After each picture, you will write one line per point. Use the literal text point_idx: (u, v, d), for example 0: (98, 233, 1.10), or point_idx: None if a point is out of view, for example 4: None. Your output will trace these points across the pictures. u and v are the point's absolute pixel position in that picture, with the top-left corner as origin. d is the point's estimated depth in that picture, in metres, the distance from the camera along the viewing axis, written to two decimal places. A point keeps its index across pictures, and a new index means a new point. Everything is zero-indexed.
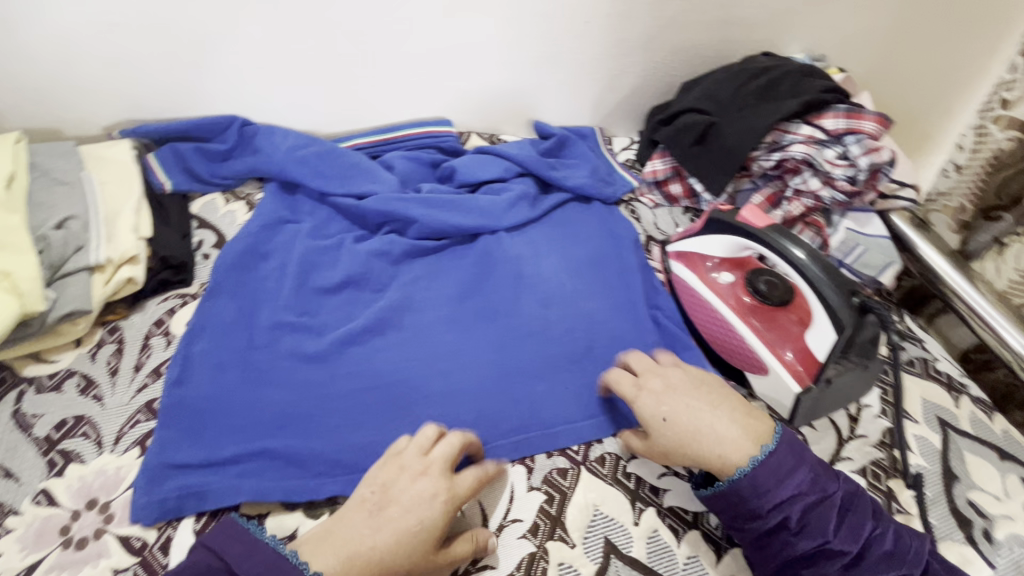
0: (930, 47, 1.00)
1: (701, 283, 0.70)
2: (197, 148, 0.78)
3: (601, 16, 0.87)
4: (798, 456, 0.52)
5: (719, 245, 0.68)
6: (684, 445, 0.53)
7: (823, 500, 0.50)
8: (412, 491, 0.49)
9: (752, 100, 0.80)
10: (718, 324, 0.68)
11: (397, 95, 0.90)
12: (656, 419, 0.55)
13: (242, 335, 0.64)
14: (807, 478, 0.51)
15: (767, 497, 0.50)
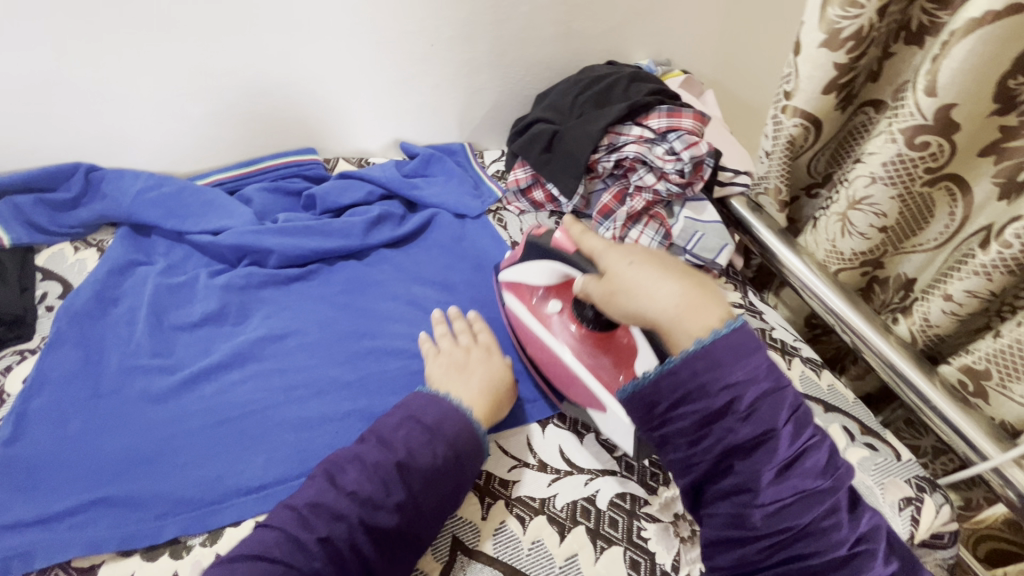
0: (737, 36, 1.09)
1: (532, 317, 0.69)
2: (36, 199, 0.76)
3: (445, 37, 0.91)
4: (756, 349, 0.47)
5: (536, 274, 0.66)
6: (632, 303, 0.51)
7: (778, 392, 0.47)
8: (479, 360, 0.66)
9: (589, 107, 0.86)
10: (552, 358, 0.66)
11: (257, 128, 0.91)
12: (618, 271, 0.52)
13: (85, 385, 0.63)
14: (766, 372, 0.47)
15: (704, 384, 0.47)
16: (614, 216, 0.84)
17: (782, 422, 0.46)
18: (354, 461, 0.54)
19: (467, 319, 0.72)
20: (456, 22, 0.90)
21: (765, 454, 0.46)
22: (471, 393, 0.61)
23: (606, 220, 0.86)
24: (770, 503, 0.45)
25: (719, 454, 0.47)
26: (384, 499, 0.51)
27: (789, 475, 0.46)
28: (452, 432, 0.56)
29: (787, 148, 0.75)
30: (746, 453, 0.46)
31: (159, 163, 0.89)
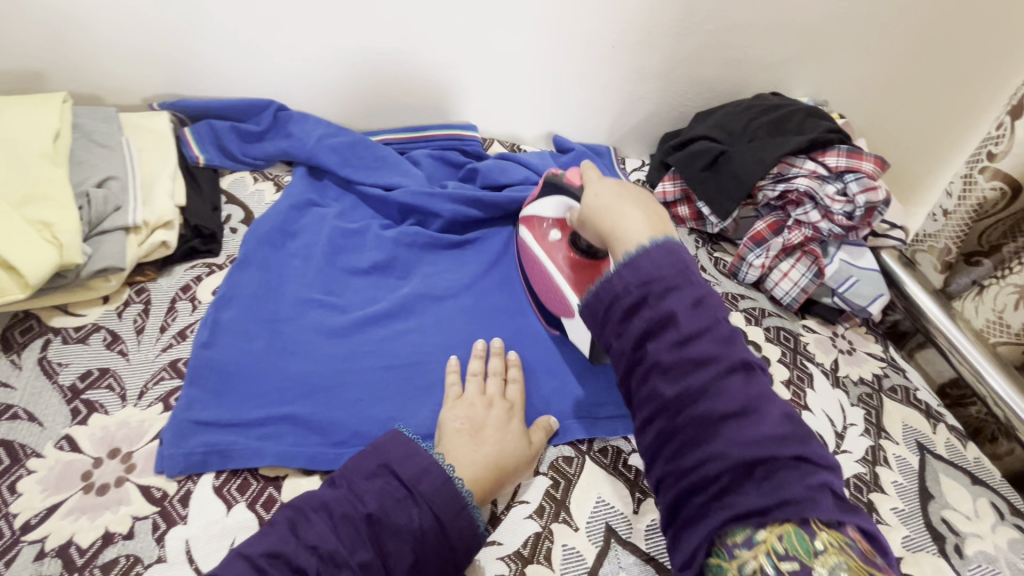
0: (922, 96, 1.05)
1: (536, 242, 0.72)
2: (232, 126, 0.81)
3: (628, 42, 0.92)
4: (674, 254, 0.50)
5: (550, 204, 0.71)
6: (599, 221, 0.59)
7: (686, 278, 0.49)
8: (497, 421, 0.59)
9: (761, 134, 0.86)
10: (546, 279, 0.70)
11: (433, 97, 0.93)
12: (590, 198, 0.61)
13: (268, 307, 0.65)
14: (676, 265, 0.49)
15: (621, 283, 0.49)
16: (769, 245, 0.84)
17: (685, 303, 0.48)
18: (320, 512, 0.47)
19: (503, 360, 0.66)
20: (642, 29, 0.90)
21: (669, 330, 0.47)
22: (477, 464, 0.54)
23: (757, 247, 0.86)
24: (672, 371, 0.46)
25: (635, 340, 0.48)
26: (349, 557, 0.44)
27: (692, 345, 0.46)
28: (434, 490, 0.49)
29: (974, 209, 0.78)
30: (655, 334, 0.48)
31: (336, 115, 0.92)
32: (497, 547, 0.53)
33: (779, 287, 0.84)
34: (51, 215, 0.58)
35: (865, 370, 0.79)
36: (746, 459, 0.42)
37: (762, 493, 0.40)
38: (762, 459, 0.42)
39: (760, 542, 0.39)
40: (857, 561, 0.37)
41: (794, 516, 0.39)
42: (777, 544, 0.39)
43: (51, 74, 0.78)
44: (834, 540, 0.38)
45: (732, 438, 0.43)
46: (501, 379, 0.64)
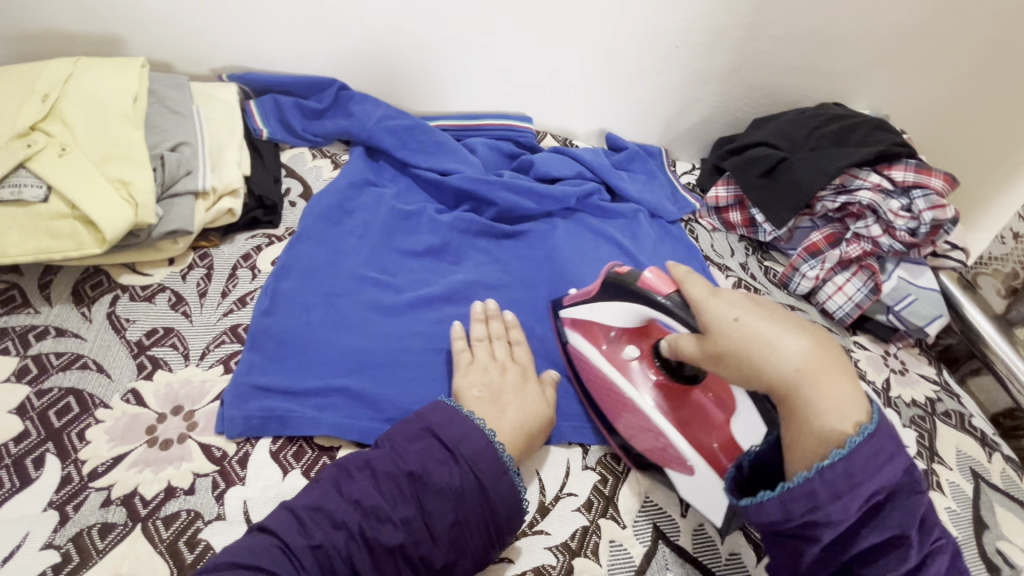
0: (992, 120, 1.02)
1: (601, 356, 0.61)
2: (296, 102, 0.83)
3: (693, 42, 0.91)
4: (896, 446, 0.43)
5: (616, 311, 0.59)
6: (747, 362, 0.45)
7: (915, 493, 0.42)
8: (513, 387, 0.58)
9: (824, 144, 0.84)
10: (628, 409, 0.58)
11: (491, 86, 0.92)
12: (721, 322, 0.47)
13: (325, 280, 0.66)
14: (900, 476, 0.42)
15: (843, 511, 0.41)
16: (825, 257, 0.83)
17: (912, 521, 0.42)
18: (364, 470, 0.48)
19: (503, 321, 0.65)
20: (707, 30, 0.89)
21: (893, 560, 0.41)
22: (507, 429, 0.54)
23: (812, 258, 0.84)
24: None
25: (844, 563, 0.42)
26: (391, 513, 0.46)
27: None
28: (475, 452, 0.49)
29: None
30: (870, 559, 0.42)
31: (394, 98, 0.92)
32: (544, 537, 0.53)
33: (832, 300, 0.82)
34: (128, 173, 0.59)
35: (918, 392, 0.77)
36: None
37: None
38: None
39: None
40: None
41: None
42: None
43: (127, 39, 0.80)
44: None
45: None
46: (506, 343, 0.64)
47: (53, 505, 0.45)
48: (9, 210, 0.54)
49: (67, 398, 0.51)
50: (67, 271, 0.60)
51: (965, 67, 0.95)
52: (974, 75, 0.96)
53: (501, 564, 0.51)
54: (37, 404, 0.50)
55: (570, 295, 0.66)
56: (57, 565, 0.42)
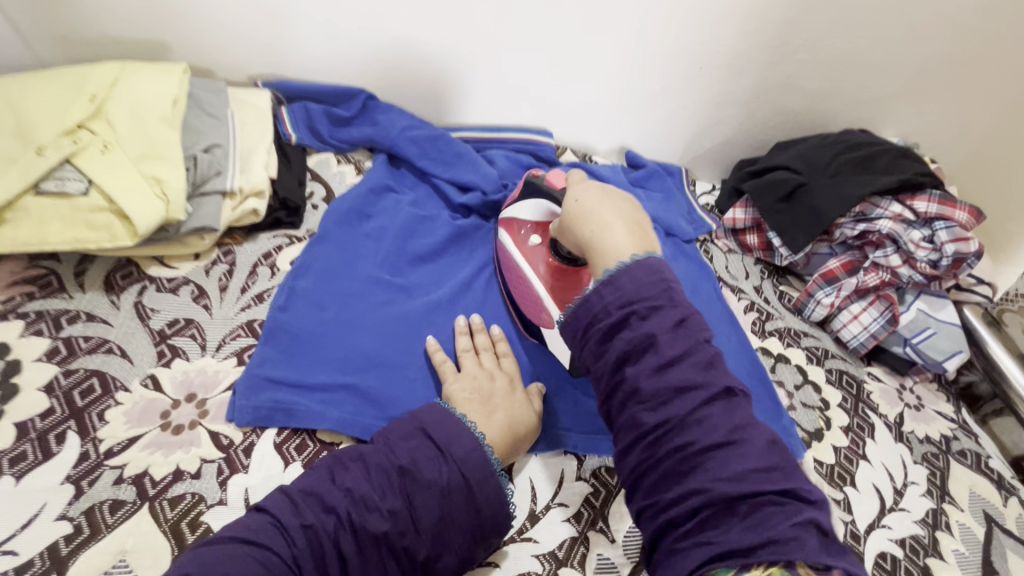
0: None
1: (514, 242, 0.71)
2: (325, 110, 0.86)
3: (718, 64, 0.91)
4: (659, 271, 0.48)
5: (528, 207, 0.69)
6: (578, 228, 0.56)
7: (664, 295, 0.46)
8: (503, 392, 0.59)
9: (846, 170, 0.83)
10: (524, 286, 0.68)
11: (514, 100, 0.94)
12: (569, 203, 0.59)
13: (340, 281, 0.69)
14: (657, 283, 0.47)
15: (600, 299, 0.47)
16: (841, 284, 0.82)
17: (670, 325, 0.45)
18: (357, 461, 0.49)
19: (489, 335, 0.66)
20: (731, 53, 0.89)
21: (652, 354, 0.44)
22: (495, 429, 0.55)
23: (828, 285, 0.83)
24: (649, 396, 0.43)
25: (613, 363, 0.45)
26: (379, 502, 0.46)
27: (670, 371, 0.43)
28: (465, 452, 0.50)
29: None
30: (635, 359, 0.45)
31: (419, 108, 0.95)
32: (533, 546, 0.53)
33: (847, 329, 0.81)
34: (163, 171, 0.63)
35: (933, 429, 0.75)
36: (731, 492, 0.39)
37: (742, 530, 0.38)
38: (745, 492, 0.39)
39: None
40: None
41: (779, 561, 0.36)
42: None
43: (173, 46, 0.85)
44: None
45: (712, 470, 0.40)
46: (493, 355, 0.65)
47: (70, 479, 0.48)
48: (52, 201, 0.58)
49: (92, 379, 0.54)
50: (101, 261, 0.64)
51: (997, 98, 0.94)
52: (1010, 107, 0.95)
53: (487, 567, 0.51)
54: (64, 383, 0.53)
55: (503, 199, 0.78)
56: (69, 537, 0.45)
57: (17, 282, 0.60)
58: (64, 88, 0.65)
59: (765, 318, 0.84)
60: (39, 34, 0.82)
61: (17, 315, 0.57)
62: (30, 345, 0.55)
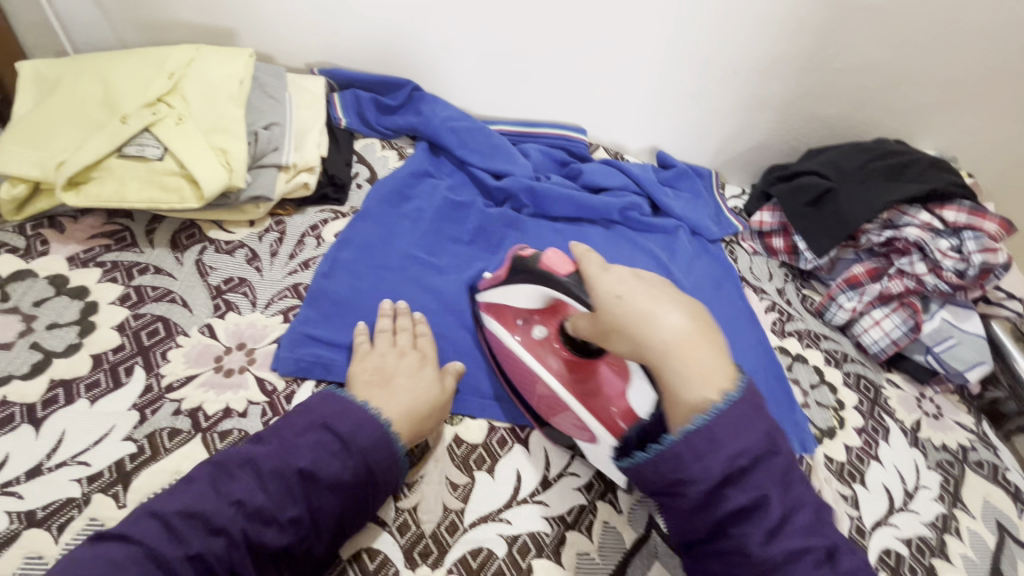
0: None
1: (512, 334, 0.64)
2: (374, 99, 0.92)
3: (752, 69, 0.92)
4: (756, 412, 0.45)
5: (527, 296, 0.61)
6: (633, 334, 0.47)
7: (770, 452, 0.44)
8: (408, 371, 0.59)
9: (876, 177, 0.84)
10: (540, 388, 0.60)
11: (552, 97, 0.98)
12: (610, 301, 0.49)
13: (378, 255, 0.74)
14: (756, 439, 0.44)
15: (703, 467, 0.43)
16: (864, 290, 0.82)
17: (775, 483, 0.44)
18: (246, 468, 0.48)
19: (411, 316, 0.65)
20: (765, 59, 0.91)
21: (758, 516, 0.43)
22: (392, 409, 0.54)
23: (851, 290, 0.84)
24: (762, 560, 0.43)
25: (716, 523, 0.44)
26: (278, 513, 0.46)
27: (781, 538, 0.43)
28: (368, 444, 0.51)
29: None
30: (738, 521, 0.43)
31: (461, 101, 1.00)
32: (543, 508, 0.56)
33: (868, 334, 0.81)
34: (228, 144, 0.69)
35: (951, 438, 0.75)
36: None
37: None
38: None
39: None
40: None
41: None
42: None
43: (240, 33, 0.92)
44: None
45: None
46: (411, 334, 0.64)
47: (136, 407, 0.53)
48: (132, 164, 0.65)
49: (157, 323, 0.60)
50: (168, 222, 0.70)
51: None
52: None
53: (499, 522, 0.54)
54: (134, 324, 0.59)
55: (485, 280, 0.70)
56: (133, 454, 0.50)
57: (96, 235, 0.67)
58: (146, 65, 0.72)
59: (786, 319, 0.85)
60: (124, 17, 0.90)
61: (95, 264, 0.64)
62: (106, 291, 0.62)
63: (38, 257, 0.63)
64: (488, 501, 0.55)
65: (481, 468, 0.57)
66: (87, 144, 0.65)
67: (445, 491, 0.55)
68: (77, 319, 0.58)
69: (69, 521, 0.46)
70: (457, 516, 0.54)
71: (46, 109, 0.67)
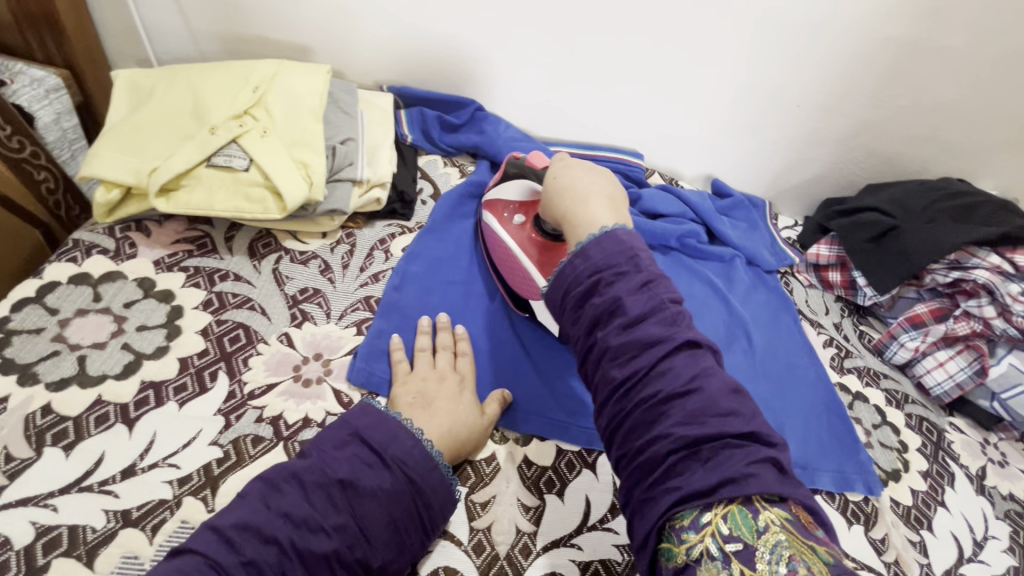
0: None
1: (500, 224, 0.71)
2: (438, 117, 0.94)
3: (816, 103, 0.92)
4: (630, 242, 0.51)
5: (510, 189, 0.71)
6: (555, 205, 0.61)
7: (635, 259, 0.50)
8: (448, 395, 0.59)
9: (943, 217, 0.83)
10: (508, 258, 0.69)
11: (611, 121, 0.99)
12: (550, 183, 0.63)
13: (445, 270, 0.75)
14: (620, 250, 0.50)
15: (574, 270, 0.51)
16: (927, 330, 0.81)
17: (653, 304, 0.47)
18: (291, 481, 0.48)
19: (451, 333, 0.66)
20: (829, 93, 0.90)
21: (622, 310, 0.47)
22: (434, 433, 0.55)
23: (913, 329, 0.83)
24: (617, 346, 0.46)
25: (587, 324, 0.48)
26: (322, 520, 0.46)
27: (639, 329, 0.46)
28: (403, 453, 0.51)
29: None
30: (609, 321, 0.47)
31: (521, 121, 1.01)
32: (613, 536, 0.55)
33: (931, 375, 0.80)
34: (308, 157, 0.71)
35: (1019, 488, 0.73)
36: (687, 435, 0.41)
37: (704, 471, 0.40)
38: (704, 435, 0.41)
39: (706, 524, 0.38)
40: (794, 531, 0.37)
41: (737, 495, 0.38)
42: (721, 525, 0.38)
43: (315, 49, 0.95)
44: (774, 517, 0.38)
45: (673, 416, 0.42)
46: (451, 354, 0.64)
47: (221, 412, 0.55)
48: (220, 174, 0.67)
49: (237, 330, 0.62)
50: (246, 230, 0.72)
51: None
52: None
53: (570, 548, 0.54)
54: (216, 330, 0.61)
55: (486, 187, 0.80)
56: (220, 460, 0.52)
57: (180, 241, 0.69)
58: (232, 77, 0.75)
59: (844, 355, 0.84)
60: (205, 30, 0.94)
61: (179, 269, 0.66)
62: (190, 295, 0.64)
63: (128, 259, 0.66)
64: (559, 525, 0.55)
65: (551, 492, 0.57)
66: (177, 153, 0.67)
67: (517, 512, 0.55)
68: (165, 323, 0.61)
69: (162, 522, 0.48)
70: (530, 539, 0.54)
71: (140, 117, 0.71)
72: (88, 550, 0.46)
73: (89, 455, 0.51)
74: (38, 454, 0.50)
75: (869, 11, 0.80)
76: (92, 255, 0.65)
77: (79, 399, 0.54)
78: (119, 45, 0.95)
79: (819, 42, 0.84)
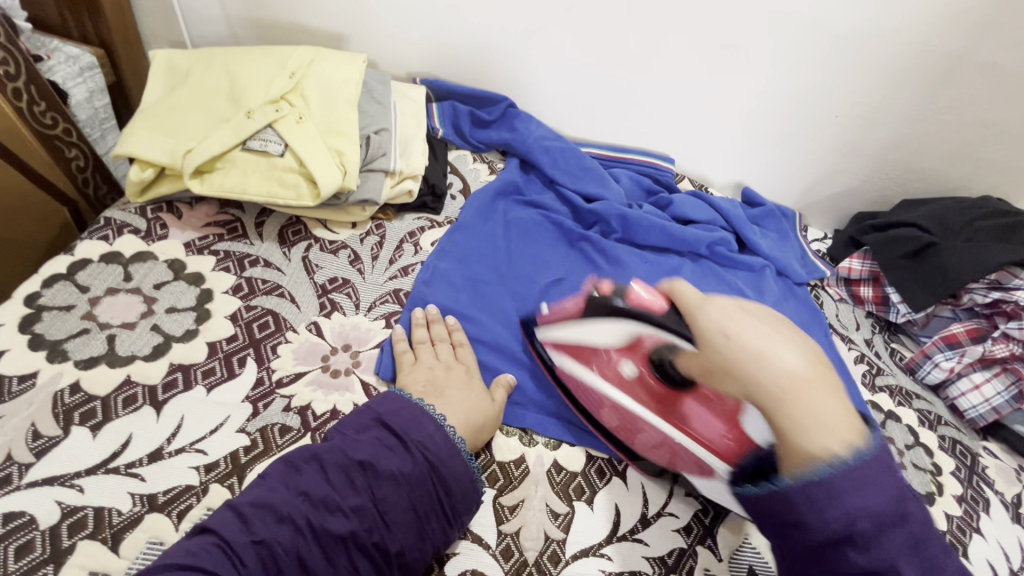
0: None
1: (600, 374, 0.59)
2: (471, 112, 0.93)
3: (854, 114, 0.87)
4: (886, 470, 0.45)
5: (607, 333, 0.60)
6: (742, 373, 0.50)
7: (868, 478, 0.44)
8: (459, 383, 0.58)
9: (983, 236, 0.80)
10: (628, 419, 0.57)
11: (643, 124, 0.97)
12: (719, 343, 0.52)
13: (475, 266, 0.73)
14: (859, 476, 0.43)
15: (817, 512, 0.44)
16: (964, 351, 0.79)
17: (878, 510, 0.43)
18: (312, 462, 0.47)
19: (445, 324, 0.64)
20: (869, 104, 0.86)
21: (859, 544, 0.43)
22: (458, 418, 0.54)
23: (948, 349, 0.80)
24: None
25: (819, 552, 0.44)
26: (341, 501, 0.45)
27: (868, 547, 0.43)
28: (425, 437, 0.50)
29: None
30: (830, 552, 0.43)
31: (552, 120, 1.00)
32: (642, 547, 0.53)
33: (966, 398, 0.78)
34: (342, 145, 0.70)
35: None
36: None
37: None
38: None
39: None
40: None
41: None
42: None
43: (350, 39, 0.95)
44: None
45: None
46: (449, 346, 0.62)
47: (249, 399, 0.54)
48: (255, 158, 0.67)
49: (267, 317, 0.61)
50: (276, 216, 0.71)
51: None
52: None
53: (599, 558, 0.52)
54: (246, 316, 0.60)
55: (543, 314, 0.66)
56: (247, 448, 0.51)
57: (211, 224, 0.68)
58: (269, 62, 0.74)
59: (875, 372, 0.82)
60: (241, 16, 0.93)
61: (210, 252, 0.65)
62: (220, 280, 0.63)
63: (158, 240, 0.65)
64: (588, 534, 0.54)
65: (581, 499, 0.56)
66: (212, 135, 0.67)
67: (546, 518, 0.54)
68: (194, 306, 0.60)
69: (188, 509, 0.47)
70: (559, 547, 0.52)
71: (177, 98, 0.70)
72: (114, 534, 0.45)
73: (118, 436, 0.50)
74: (65, 432, 0.49)
75: (916, 19, 0.76)
76: (124, 234, 0.65)
77: (108, 378, 0.53)
78: (157, 28, 0.96)
79: (860, 49, 0.80)
